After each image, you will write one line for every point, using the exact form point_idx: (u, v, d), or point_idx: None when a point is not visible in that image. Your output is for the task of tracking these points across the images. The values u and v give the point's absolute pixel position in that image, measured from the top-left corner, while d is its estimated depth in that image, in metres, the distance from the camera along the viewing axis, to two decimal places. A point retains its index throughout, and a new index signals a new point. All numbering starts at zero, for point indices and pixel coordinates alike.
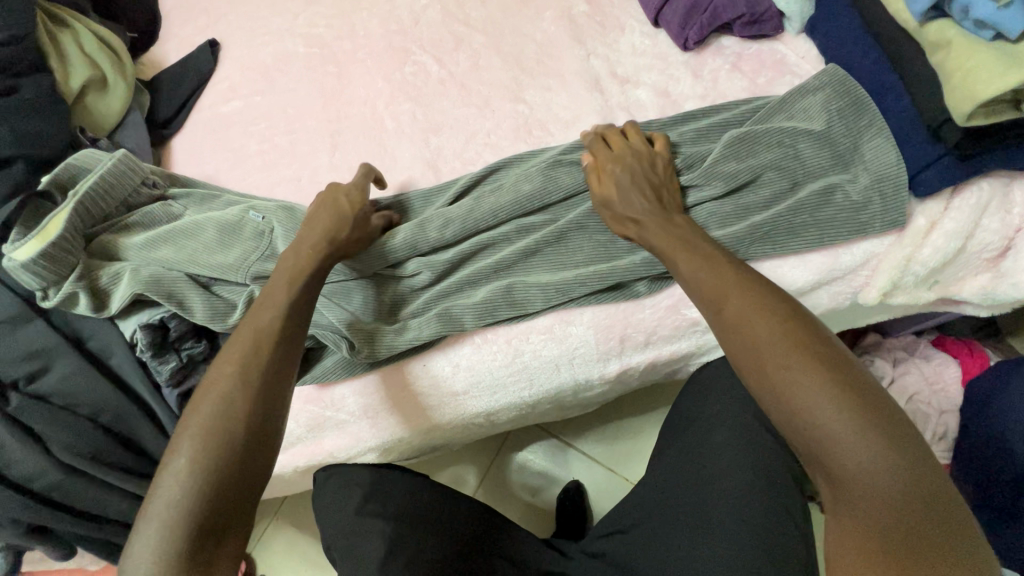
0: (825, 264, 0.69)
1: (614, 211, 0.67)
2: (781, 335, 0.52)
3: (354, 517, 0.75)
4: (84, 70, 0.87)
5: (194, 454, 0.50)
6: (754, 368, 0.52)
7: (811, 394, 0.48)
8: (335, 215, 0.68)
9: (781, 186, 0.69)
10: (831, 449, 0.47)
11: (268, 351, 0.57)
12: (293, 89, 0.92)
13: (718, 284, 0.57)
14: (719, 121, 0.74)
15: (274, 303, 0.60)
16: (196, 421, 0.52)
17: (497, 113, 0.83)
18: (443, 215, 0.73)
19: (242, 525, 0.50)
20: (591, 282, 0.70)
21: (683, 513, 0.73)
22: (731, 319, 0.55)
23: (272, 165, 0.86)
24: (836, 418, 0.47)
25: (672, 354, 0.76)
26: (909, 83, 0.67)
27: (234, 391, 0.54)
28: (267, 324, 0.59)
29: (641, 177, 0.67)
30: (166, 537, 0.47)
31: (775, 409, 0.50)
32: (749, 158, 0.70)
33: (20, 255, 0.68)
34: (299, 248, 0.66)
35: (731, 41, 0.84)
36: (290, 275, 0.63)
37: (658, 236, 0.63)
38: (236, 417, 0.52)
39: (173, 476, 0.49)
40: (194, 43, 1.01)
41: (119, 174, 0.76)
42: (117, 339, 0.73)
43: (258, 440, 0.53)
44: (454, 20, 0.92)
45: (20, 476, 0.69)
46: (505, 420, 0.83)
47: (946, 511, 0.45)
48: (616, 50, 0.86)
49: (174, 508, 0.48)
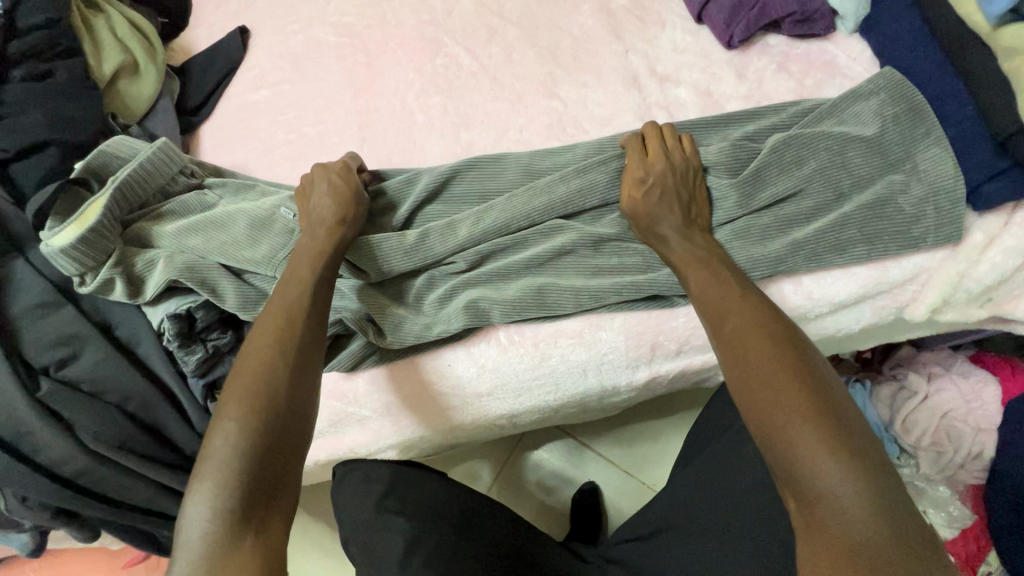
0: (872, 277, 0.66)
1: (637, 213, 0.66)
2: (773, 356, 0.52)
3: (372, 513, 0.76)
4: (118, 56, 0.86)
5: (243, 417, 0.51)
6: (743, 384, 0.52)
7: (789, 415, 0.49)
8: (340, 197, 0.68)
9: (825, 196, 0.66)
10: (800, 465, 0.47)
11: (303, 322, 0.59)
12: (323, 79, 0.91)
13: (721, 303, 0.58)
14: (761, 128, 0.70)
15: (302, 277, 0.63)
16: (242, 386, 0.54)
17: (529, 109, 0.81)
18: (475, 211, 0.72)
19: (292, 487, 0.52)
20: (626, 291, 0.68)
21: (709, 526, 0.71)
22: (729, 338, 0.55)
23: (301, 155, 0.85)
24: (813, 440, 0.47)
25: (703, 364, 0.74)
26: (975, 89, 0.64)
27: (277, 356, 0.56)
28: (297, 297, 0.61)
29: (673, 189, 0.65)
30: (221, 497, 0.48)
31: (753, 421, 0.51)
32: (796, 167, 0.67)
33: (60, 240, 0.69)
34: (315, 229, 0.67)
35: (777, 40, 0.80)
36: (313, 253, 0.65)
37: (678, 253, 0.63)
38: (281, 384, 0.54)
39: (226, 437, 0.50)
40: (224, 29, 1.00)
41: (156, 163, 0.76)
42: (147, 328, 0.74)
43: (299, 411, 0.54)
44: (489, 12, 0.90)
45: (49, 461, 0.69)
46: (527, 423, 0.82)
47: (915, 533, 0.44)
48: (655, 46, 0.83)
49: (226, 468, 0.49)
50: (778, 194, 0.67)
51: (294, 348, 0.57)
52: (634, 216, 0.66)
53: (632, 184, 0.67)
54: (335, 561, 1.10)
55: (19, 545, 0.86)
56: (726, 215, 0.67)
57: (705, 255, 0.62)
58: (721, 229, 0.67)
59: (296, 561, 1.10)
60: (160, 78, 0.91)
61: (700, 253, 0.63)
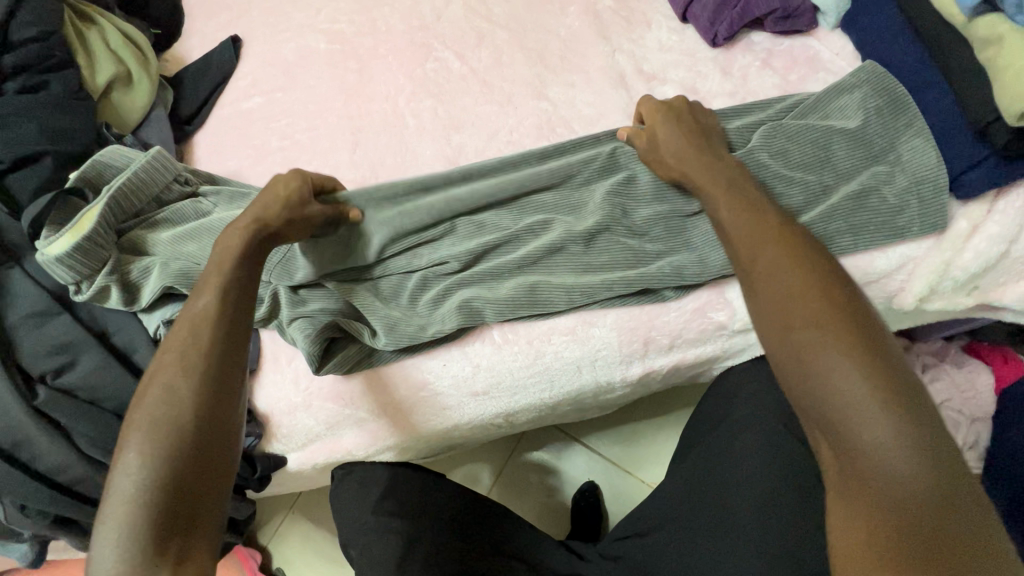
0: (858, 268, 0.66)
1: (659, 152, 0.67)
2: (816, 293, 0.49)
3: (369, 516, 0.77)
4: (111, 67, 0.87)
5: (144, 450, 0.49)
6: (780, 323, 0.49)
7: (831, 355, 0.45)
8: (265, 199, 0.66)
9: (813, 188, 0.67)
10: (839, 411, 0.44)
11: (208, 335, 0.55)
12: (315, 85, 0.92)
13: (753, 237, 0.54)
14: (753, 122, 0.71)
15: (207, 288, 0.58)
16: (143, 417, 0.51)
17: (519, 110, 0.82)
18: (467, 199, 0.73)
19: (210, 512, 0.50)
20: (617, 286, 0.69)
21: (706, 520, 0.71)
22: (762, 275, 0.52)
23: (294, 161, 0.86)
24: (857, 386, 0.44)
25: (697, 357, 0.74)
26: (954, 80, 0.65)
27: (179, 379, 0.53)
28: (202, 310, 0.57)
29: (692, 125, 0.67)
30: (127, 537, 0.46)
31: (788, 365, 0.47)
32: (783, 157, 0.68)
33: (55, 249, 0.70)
34: (229, 231, 0.63)
35: (762, 37, 0.81)
36: (221, 259, 0.61)
37: (698, 177, 0.62)
38: (184, 411, 0.51)
39: (126, 474, 0.48)
40: (217, 39, 1.02)
41: (151, 171, 0.77)
42: (143, 334, 0.74)
43: (209, 432, 0.51)
44: (477, 16, 0.91)
45: (47, 468, 0.69)
46: (523, 421, 0.82)
47: (956, 483, 0.42)
48: (642, 46, 0.84)
49: (129, 507, 0.47)
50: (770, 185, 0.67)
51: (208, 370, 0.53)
52: (649, 157, 0.68)
53: (649, 128, 0.69)
54: (337, 567, 1.10)
55: (19, 556, 0.86)
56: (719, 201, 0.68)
57: (734, 183, 0.60)
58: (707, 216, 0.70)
59: (297, 568, 1.10)
60: (153, 87, 0.92)
61: (726, 177, 0.61)
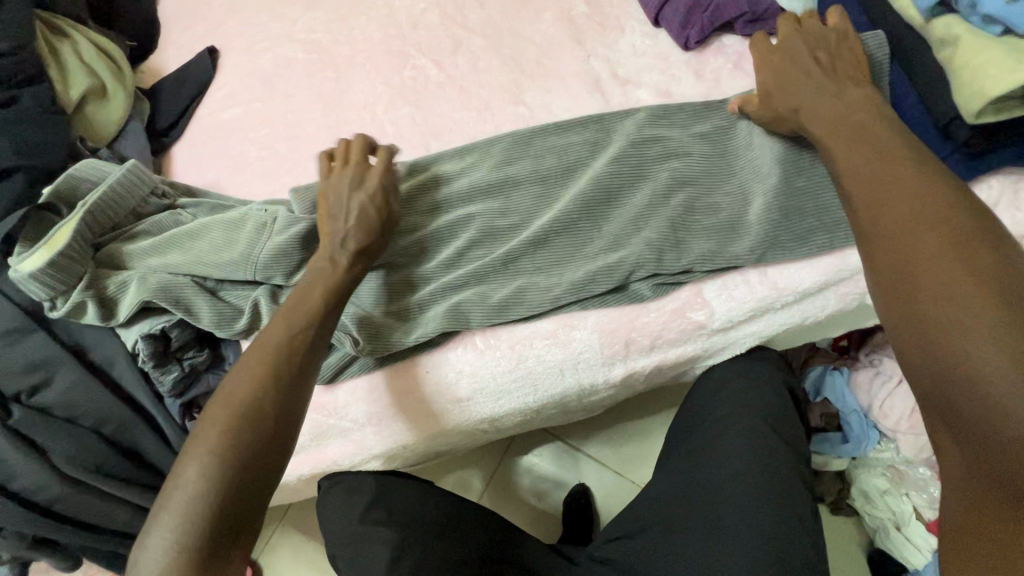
0: (833, 265, 0.69)
1: (777, 104, 0.67)
2: (954, 259, 0.48)
3: (356, 526, 0.75)
4: (85, 80, 0.87)
5: (218, 448, 0.52)
6: (909, 290, 0.50)
7: (967, 325, 0.46)
8: (365, 222, 0.67)
9: (779, 194, 0.69)
10: (966, 380, 0.44)
11: (302, 352, 0.59)
12: (292, 95, 0.91)
13: (879, 203, 0.55)
14: (690, 133, 0.74)
15: (309, 305, 0.62)
16: (224, 415, 0.54)
17: (496, 116, 0.83)
18: (459, 199, 0.75)
19: (258, 520, 0.52)
20: (602, 275, 0.69)
21: (691, 516, 0.72)
22: (889, 242, 0.53)
23: (273, 171, 0.86)
24: (994, 356, 0.43)
25: (678, 358, 0.74)
26: (918, 81, 0.66)
27: (267, 385, 0.56)
28: (297, 326, 0.61)
29: (811, 59, 0.66)
30: (190, 531, 0.48)
31: (915, 334, 0.49)
32: (738, 173, 0.72)
33: (28, 265, 0.69)
34: (337, 255, 0.66)
35: (733, 40, 0.82)
36: (330, 280, 0.65)
37: (820, 123, 0.63)
38: (268, 418, 0.55)
39: (201, 468, 0.51)
40: (193, 51, 1.01)
41: (127, 184, 0.76)
42: (122, 350, 0.73)
43: (278, 443, 0.55)
44: (454, 24, 0.91)
45: (23, 488, 0.68)
46: (509, 426, 0.82)
47: None
48: (616, 51, 0.85)
49: (198, 501, 0.49)
50: (730, 193, 0.71)
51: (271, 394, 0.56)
52: (768, 118, 0.70)
53: (763, 86, 0.69)
54: None
55: None
56: (686, 204, 0.71)
57: (867, 138, 0.59)
58: (682, 215, 0.70)
59: None
60: (128, 100, 0.91)
61: (857, 130, 0.60)
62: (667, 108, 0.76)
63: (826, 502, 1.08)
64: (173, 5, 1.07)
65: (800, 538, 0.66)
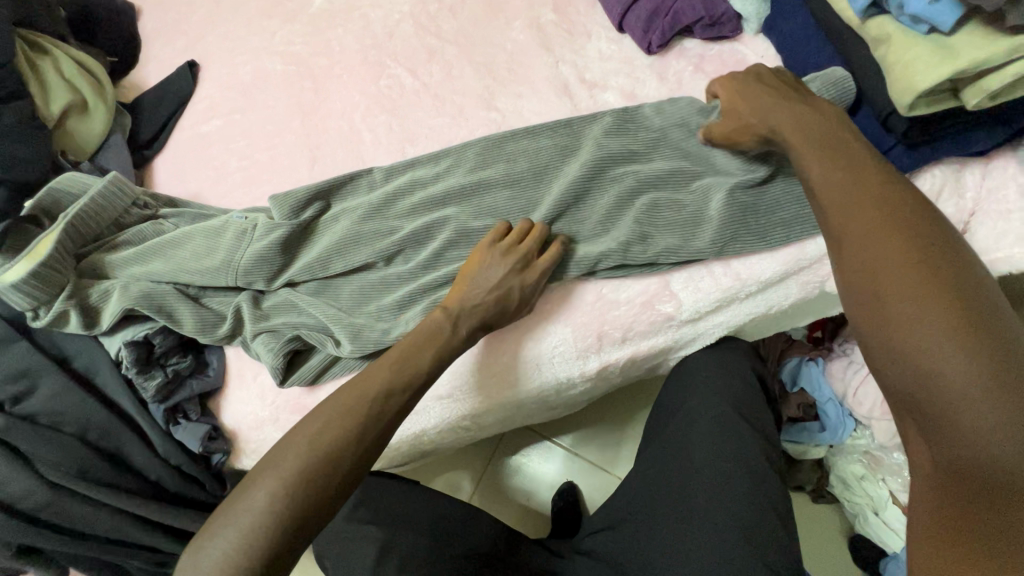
0: (790, 257, 0.72)
1: (742, 115, 0.68)
2: (913, 268, 0.51)
3: (344, 524, 0.77)
4: (66, 96, 0.88)
5: (285, 478, 0.53)
6: (872, 294, 0.52)
7: (928, 333, 0.48)
8: (498, 305, 0.68)
9: (732, 195, 0.72)
10: (927, 384, 0.47)
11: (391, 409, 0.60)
12: (271, 106, 0.94)
13: (843, 207, 0.57)
14: (647, 138, 0.77)
15: (419, 362, 0.63)
16: (302, 444, 0.55)
17: (470, 122, 0.86)
18: (429, 202, 0.77)
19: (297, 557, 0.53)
20: (581, 266, 0.72)
21: (667, 503, 0.74)
22: (852, 246, 0.55)
23: (254, 180, 0.88)
24: (960, 361, 0.46)
25: (649, 350, 0.77)
26: (861, 78, 0.70)
27: (350, 430, 0.57)
28: (393, 379, 0.61)
29: (775, 84, 0.68)
30: (241, 552, 0.50)
31: (880, 335, 0.51)
32: (690, 178, 0.74)
33: (10, 276, 0.69)
34: (457, 320, 0.67)
35: (693, 43, 0.86)
36: (428, 337, 0.65)
37: (790, 130, 0.63)
38: (341, 463, 0.56)
39: (268, 494, 0.52)
40: (173, 65, 1.03)
41: (108, 196, 0.78)
42: (104, 358, 0.75)
43: (339, 490, 0.55)
44: (428, 34, 0.94)
45: (9, 495, 0.69)
46: (492, 421, 0.85)
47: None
48: (583, 56, 0.88)
49: (258, 526, 0.51)
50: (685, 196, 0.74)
51: (360, 440, 0.57)
52: (733, 128, 0.70)
53: (731, 103, 0.70)
54: None
55: None
56: (650, 205, 0.73)
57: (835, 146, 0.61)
58: (643, 217, 0.73)
59: None
60: (110, 115, 0.93)
61: (824, 136, 0.62)
62: (626, 113, 0.79)
63: (807, 489, 1.12)
64: (153, 21, 1.09)
65: (770, 520, 0.69)
